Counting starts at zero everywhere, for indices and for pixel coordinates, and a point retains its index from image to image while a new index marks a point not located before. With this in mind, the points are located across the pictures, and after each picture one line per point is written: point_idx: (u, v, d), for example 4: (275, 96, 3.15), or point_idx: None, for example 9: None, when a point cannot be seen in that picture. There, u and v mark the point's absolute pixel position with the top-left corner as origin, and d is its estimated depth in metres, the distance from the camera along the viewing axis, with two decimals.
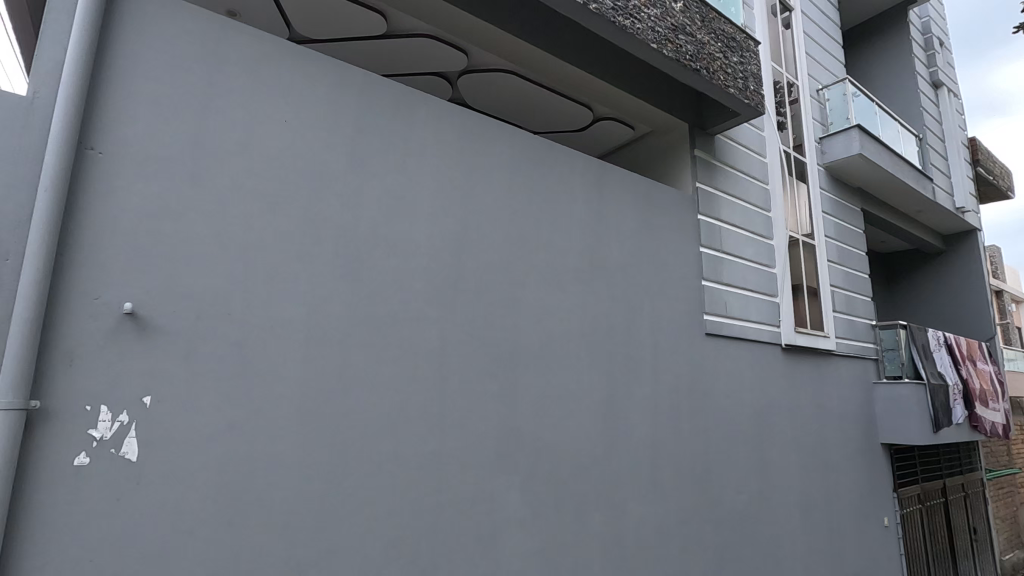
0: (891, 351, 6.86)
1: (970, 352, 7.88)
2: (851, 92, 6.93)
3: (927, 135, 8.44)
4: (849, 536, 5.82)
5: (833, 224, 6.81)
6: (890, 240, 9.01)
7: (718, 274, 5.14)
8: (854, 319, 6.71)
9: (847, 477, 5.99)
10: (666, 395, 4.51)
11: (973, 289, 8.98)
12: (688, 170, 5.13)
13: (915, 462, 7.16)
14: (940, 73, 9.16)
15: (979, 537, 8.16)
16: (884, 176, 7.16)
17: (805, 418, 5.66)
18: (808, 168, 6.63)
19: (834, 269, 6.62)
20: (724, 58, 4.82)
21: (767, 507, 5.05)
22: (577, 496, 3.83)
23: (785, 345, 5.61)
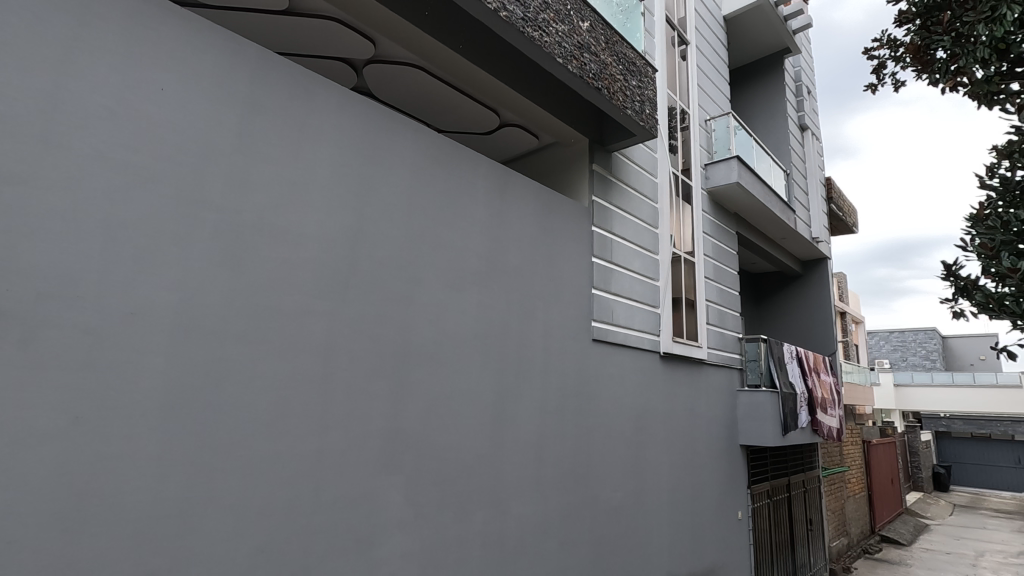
0: (753, 361, 7.63)
1: (816, 365, 8.97)
2: (733, 126, 7.64)
3: (793, 171, 9.50)
4: (709, 529, 6.39)
5: (712, 245, 7.44)
6: (759, 262, 10.03)
7: (607, 283, 5.43)
8: (724, 331, 7.38)
9: (710, 475, 6.58)
10: (553, 397, 4.68)
11: (822, 309, 10.25)
12: (585, 183, 5.38)
13: (767, 462, 8.02)
14: (806, 118, 10.35)
15: (814, 528, 9.32)
16: (756, 204, 7.95)
17: (677, 422, 6.13)
18: (693, 191, 7.21)
19: (710, 285, 7.24)
20: (624, 81, 5.11)
21: (639, 503, 5.41)
22: (461, 495, 3.86)
23: (663, 353, 6.05)
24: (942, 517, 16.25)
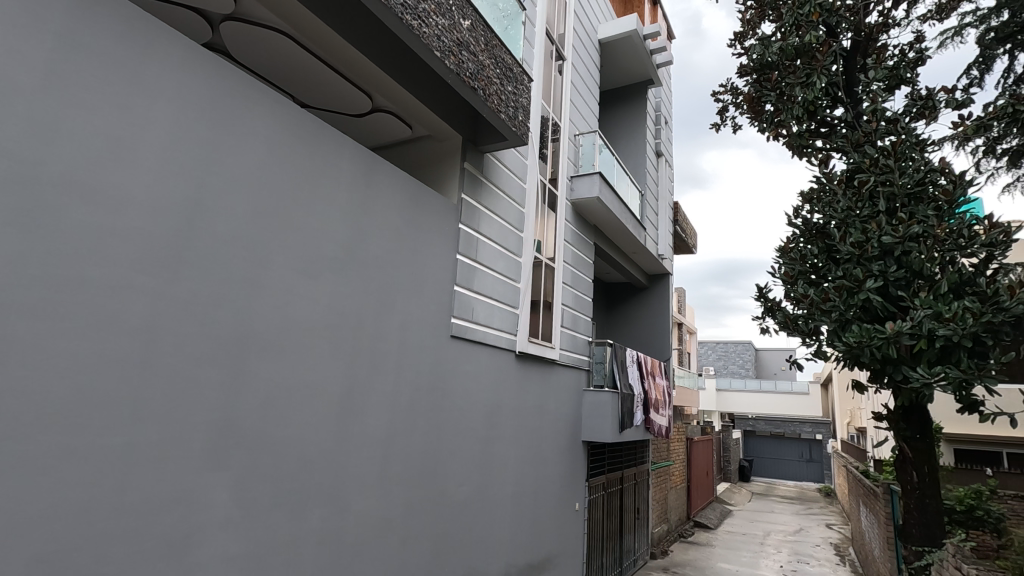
0: (599, 364, 8.24)
1: (653, 369, 9.92)
2: (598, 144, 8.18)
3: (647, 192, 10.43)
4: (547, 519, 6.76)
5: (571, 252, 7.89)
6: (612, 272, 10.85)
7: (470, 281, 5.50)
8: (576, 334, 7.87)
9: (553, 469, 6.97)
10: (405, 391, 4.63)
11: (661, 319, 11.38)
12: (455, 180, 5.41)
13: (604, 457, 8.70)
14: (662, 145, 11.43)
15: (640, 516, 10.30)
16: (612, 219, 8.59)
17: (526, 418, 6.41)
18: (558, 200, 7.59)
19: (566, 290, 7.67)
20: (500, 85, 5.22)
21: (483, 497, 5.55)
22: (297, 492, 3.65)
23: (518, 352, 6.28)
24: (742, 503, 18.90)
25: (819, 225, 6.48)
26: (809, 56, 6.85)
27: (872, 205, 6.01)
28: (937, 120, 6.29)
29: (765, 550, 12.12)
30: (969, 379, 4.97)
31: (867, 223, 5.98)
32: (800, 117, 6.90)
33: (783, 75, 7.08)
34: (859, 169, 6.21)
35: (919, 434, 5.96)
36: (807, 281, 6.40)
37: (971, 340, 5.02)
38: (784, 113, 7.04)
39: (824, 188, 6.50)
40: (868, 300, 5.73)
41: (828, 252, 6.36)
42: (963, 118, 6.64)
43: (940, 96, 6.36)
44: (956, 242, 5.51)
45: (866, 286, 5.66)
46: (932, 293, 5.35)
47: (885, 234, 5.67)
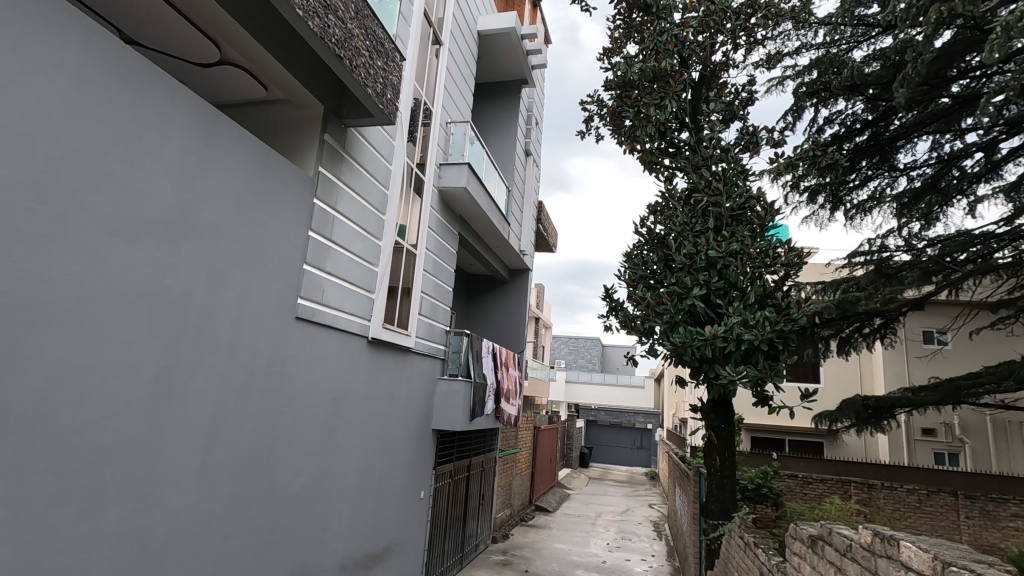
0: (455, 353, 8.30)
1: (506, 360, 10.24)
2: (469, 135, 8.21)
3: (514, 188, 10.71)
4: (390, 509, 6.66)
5: (435, 240, 7.84)
6: (475, 264, 11.02)
7: (322, 261, 5.19)
8: (433, 323, 7.84)
9: (400, 458, 6.88)
10: (237, 375, 4.23)
11: (519, 313, 11.81)
12: (313, 152, 5.07)
13: (453, 445, 8.81)
14: (531, 145, 11.81)
15: (484, 502, 10.60)
16: (478, 211, 8.68)
17: (374, 406, 6.24)
18: (425, 186, 7.48)
19: (427, 278, 7.60)
20: (369, 58, 4.98)
21: (322, 488, 5.30)
22: (91, 487, 3.15)
23: (370, 338, 6.08)
24: (579, 487, 20.40)
25: (660, 235, 7.16)
26: (664, 82, 7.55)
27: (703, 221, 6.81)
28: (759, 155, 7.30)
29: (596, 530, 13.18)
30: (763, 377, 5.87)
31: (697, 237, 6.76)
32: (651, 134, 7.56)
33: (641, 94, 7.70)
34: (695, 189, 6.98)
35: (724, 424, 6.89)
36: (646, 285, 7.05)
37: (766, 344, 5.92)
38: (639, 129, 7.67)
39: (666, 203, 7.20)
40: (693, 306, 6.46)
41: (665, 260, 7.05)
42: (778, 155, 7.78)
43: (763, 133, 7.37)
44: (763, 261, 6.36)
45: (692, 293, 6.39)
46: (742, 302, 6.20)
47: (711, 248, 6.46)
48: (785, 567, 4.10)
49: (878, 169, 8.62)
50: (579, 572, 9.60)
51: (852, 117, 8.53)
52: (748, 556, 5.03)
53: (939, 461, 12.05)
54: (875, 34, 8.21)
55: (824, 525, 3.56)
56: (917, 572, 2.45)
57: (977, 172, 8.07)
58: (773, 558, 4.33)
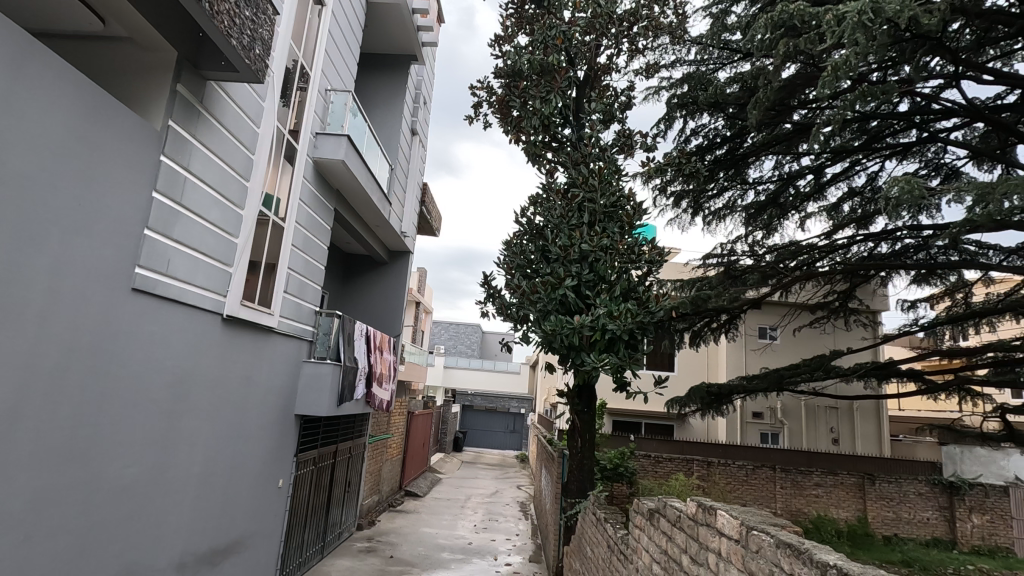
0: (324, 335, 7.89)
1: (381, 344, 9.95)
2: (349, 105, 7.79)
3: (397, 168, 10.38)
4: (242, 500, 6.18)
5: (307, 215, 7.36)
6: (352, 242, 10.56)
7: (168, 227, 4.62)
8: (301, 302, 7.38)
9: (256, 445, 6.41)
10: (52, 353, 3.63)
11: (396, 296, 11.54)
12: (162, 104, 4.47)
13: (318, 430, 8.41)
14: (417, 124, 11.52)
15: (350, 489, 10.27)
16: (356, 186, 8.29)
17: (227, 390, 5.73)
18: (297, 155, 6.96)
19: (295, 254, 7.11)
20: (235, 6, 4.44)
21: (158, 481, 4.75)
22: None
23: (225, 316, 5.56)
24: (451, 470, 20.59)
25: (538, 226, 7.34)
26: (550, 76, 7.73)
27: (579, 215, 7.10)
28: (633, 157, 7.77)
29: (464, 512, 13.40)
30: (623, 364, 6.31)
31: (573, 230, 7.04)
32: (536, 127, 7.73)
33: (528, 86, 7.82)
34: (574, 184, 7.25)
35: (587, 408, 7.32)
36: (523, 273, 7.22)
37: (627, 334, 6.36)
38: (525, 121, 7.80)
39: (546, 195, 7.41)
40: (564, 296, 6.72)
41: (542, 251, 7.26)
42: (649, 159, 8.34)
43: (637, 138, 7.86)
44: (629, 257, 6.83)
45: (564, 284, 6.64)
46: (609, 295, 6.60)
47: (584, 242, 6.77)
48: (628, 539, 4.46)
49: (731, 182, 9.59)
50: (444, 554, 9.69)
51: (713, 132, 9.39)
52: (599, 530, 5.39)
53: (764, 440, 13.88)
54: (736, 59, 9.06)
55: (660, 499, 3.90)
56: (728, 536, 2.78)
57: (807, 191, 9.30)
58: (619, 532, 4.68)
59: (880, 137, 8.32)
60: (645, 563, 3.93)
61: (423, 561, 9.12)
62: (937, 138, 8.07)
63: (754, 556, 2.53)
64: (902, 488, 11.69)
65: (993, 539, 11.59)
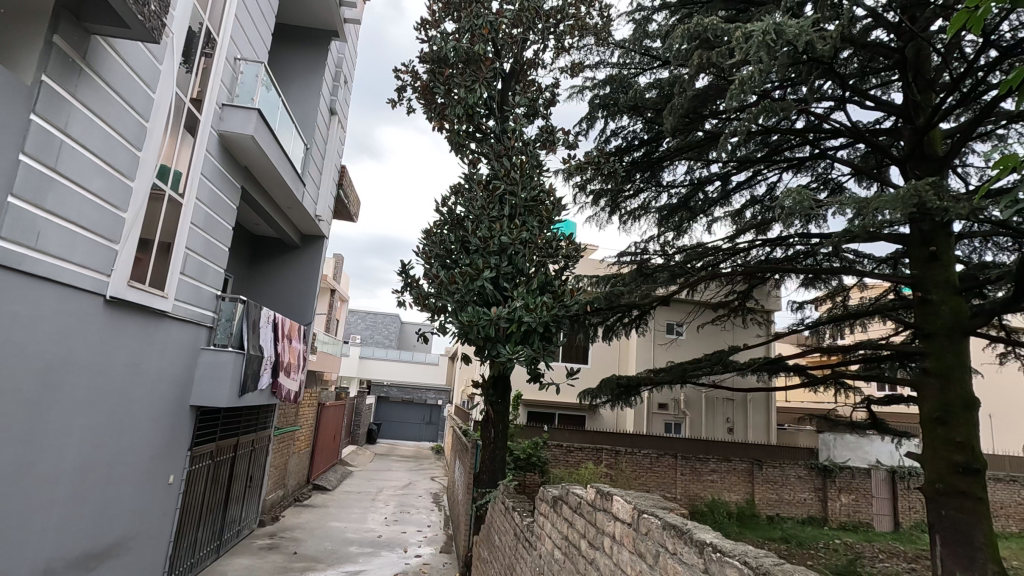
0: (225, 321, 7.39)
1: (290, 331, 9.48)
2: (262, 78, 7.32)
3: (313, 148, 9.90)
4: (124, 497, 5.67)
5: (209, 192, 6.84)
6: (261, 224, 9.96)
7: (40, 196, 4.12)
8: (200, 285, 6.86)
9: (143, 438, 5.90)
10: None
11: (308, 282, 11.04)
12: (35, 57, 3.96)
13: (217, 423, 7.89)
14: (336, 104, 11.04)
15: (252, 484, 9.74)
16: (266, 164, 7.81)
17: (110, 377, 5.22)
18: (200, 126, 6.44)
19: (195, 233, 6.59)
20: None
21: (21, 478, 4.24)
22: None
23: (109, 297, 5.05)
24: (363, 463, 20.07)
25: (459, 216, 7.28)
26: (476, 65, 7.68)
27: (500, 208, 7.13)
28: (554, 153, 7.90)
29: (375, 505, 13.13)
30: (537, 356, 6.43)
31: (493, 222, 7.05)
32: (460, 116, 7.65)
33: (454, 74, 7.71)
34: (496, 176, 7.27)
35: (501, 399, 7.40)
36: (442, 263, 7.14)
37: (543, 327, 6.49)
38: (449, 109, 7.69)
39: (468, 186, 7.37)
40: (483, 288, 6.73)
41: (462, 241, 7.21)
42: (570, 157, 8.54)
43: (559, 135, 7.99)
44: (547, 251, 6.97)
45: (483, 275, 6.65)
46: (526, 287, 6.70)
47: (504, 235, 6.81)
48: (533, 526, 4.56)
49: (647, 184, 10.01)
50: (352, 548, 9.45)
51: (632, 134, 9.75)
52: (507, 518, 5.47)
53: (668, 430, 14.71)
54: (655, 66, 9.44)
55: (564, 486, 4.02)
56: (622, 521, 2.92)
57: (714, 197, 9.91)
58: (525, 519, 4.77)
59: (779, 150, 9.02)
60: (548, 548, 4.04)
61: (329, 556, 8.84)
62: (826, 154, 8.87)
63: (643, 539, 2.67)
64: (784, 472, 12.83)
65: (857, 516, 13.03)
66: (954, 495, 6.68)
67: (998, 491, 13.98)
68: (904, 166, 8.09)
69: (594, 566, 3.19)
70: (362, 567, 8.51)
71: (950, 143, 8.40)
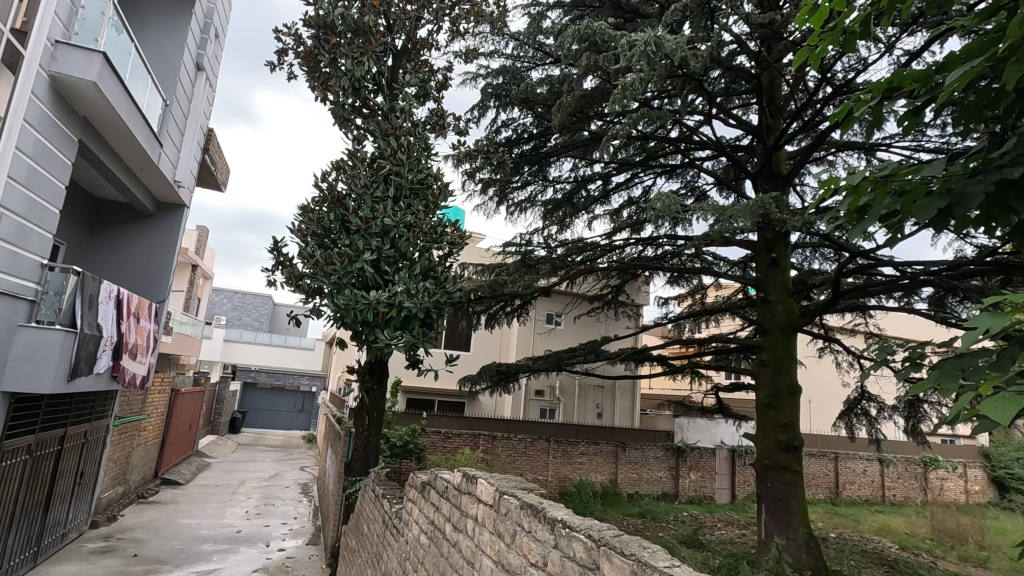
0: (53, 296, 6.35)
1: (137, 309, 8.44)
2: (109, 17, 6.38)
3: (174, 105, 8.82)
4: None
5: (35, 142, 5.83)
6: (104, 185, 8.71)
7: None
8: (20, 252, 5.83)
9: None
10: None
11: (162, 255, 9.88)
12: None
13: (38, 411, 6.85)
14: (204, 59, 9.94)
15: (83, 480, 8.58)
16: (113, 117, 6.83)
17: None
18: (25, 64, 5.46)
19: (14, 190, 5.59)
20: None
21: None
22: None
23: None
24: (224, 454, 18.57)
25: (340, 193, 6.92)
26: (365, 38, 7.32)
27: (383, 188, 6.90)
28: (443, 138, 7.79)
29: (235, 499, 12.21)
30: (416, 342, 6.35)
31: (376, 203, 6.81)
32: (345, 88, 7.23)
33: (340, 43, 7.26)
34: (381, 155, 7.02)
35: (376, 385, 7.24)
36: (319, 242, 6.75)
37: (423, 313, 6.41)
38: (334, 80, 7.25)
39: (351, 163, 7.02)
40: (362, 270, 6.48)
41: (342, 220, 6.87)
42: (460, 143, 8.51)
43: (449, 119, 7.89)
44: (432, 236, 6.90)
45: (362, 258, 6.40)
46: (408, 272, 6.58)
47: (387, 216, 6.61)
48: (401, 511, 4.52)
49: (534, 177, 10.21)
50: (205, 546, 8.72)
51: (522, 127, 9.87)
52: (376, 506, 5.37)
53: (542, 416, 15.31)
54: (547, 63, 9.62)
55: (433, 472, 4.02)
56: (484, 502, 3.00)
57: (596, 195, 10.41)
58: (394, 506, 4.72)
59: (655, 157, 9.70)
60: (415, 533, 4.03)
61: (177, 557, 8.06)
62: (694, 164, 9.69)
63: (502, 519, 2.76)
64: (644, 453, 13.99)
65: (702, 490, 14.58)
66: (778, 469, 7.72)
67: (811, 464, 16.42)
68: (756, 180, 9.08)
69: (457, 549, 3.24)
70: (216, 566, 7.88)
71: (792, 163, 9.59)
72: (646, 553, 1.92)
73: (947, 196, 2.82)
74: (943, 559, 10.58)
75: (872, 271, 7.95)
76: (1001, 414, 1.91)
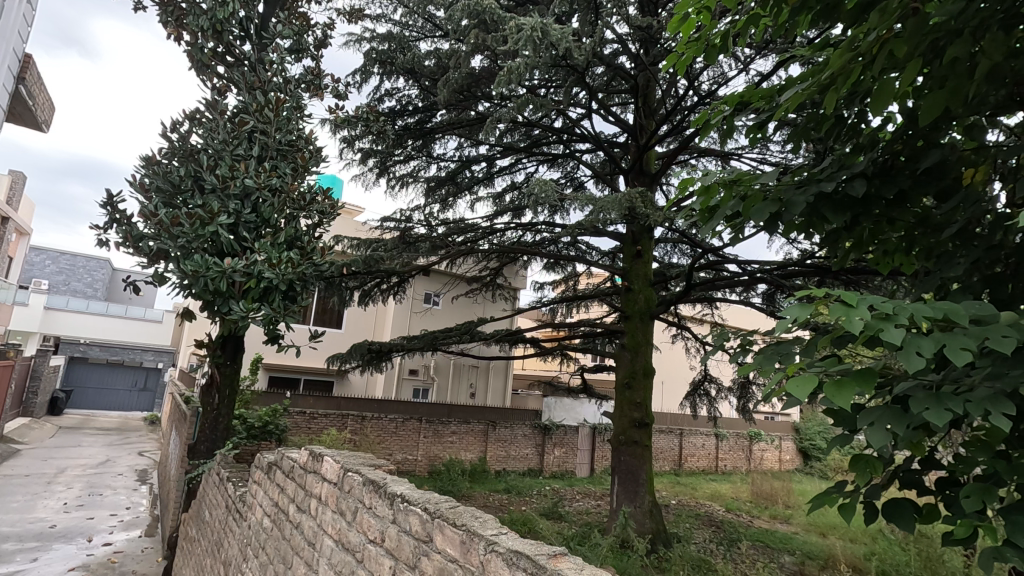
0: None
1: None
2: None
3: None
4: None
5: None
6: None
7: None
8: None
9: None
10: None
11: None
12: None
13: None
14: None
15: None
16: None
17: None
18: None
19: None
20: None
21: None
22: None
23: None
24: (39, 439, 16.04)
25: (194, 147, 6.16)
26: None
27: (246, 146, 6.27)
28: (320, 99, 7.26)
29: (50, 490, 10.62)
30: (275, 316, 5.89)
31: (236, 161, 6.16)
32: (204, 30, 6.39)
33: None
34: (245, 110, 6.36)
35: (229, 360, 6.65)
36: (165, 200, 5.98)
37: (285, 285, 5.97)
38: (190, 18, 6.41)
39: (209, 114, 6.31)
40: (216, 235, 5.84)
41: (195, 177, 6.12)
42: (338, 108, 7.99)
43: (326, 80, 7.37)
44: (299, 204, 6.46)
45: (217, 221, 5.75)
46: (270, 240, 6.07)
47: (248, 177, 6.00)
48: (246, 495, 4.21)
49: (418, 152, 9.93)
50: (5, 545, 7.48)
51: (406, 98, 9.49)
52: (220, 491, 4.95)
53: (415, 395, 15.18)
54: (436, 36, 9.35)
55: (281, 451, 3.78)
56: (328, 481, 2.88)
57: (479, 176, 10.42)
58: (239, 489, 4.39)
59: (538, 144, 9.89)
60: (258, 517, 3.77)
61: None
62: (574, 155, 10.03)
63: (345, 497, 2.68)
64: (513, 431, 14.48)
65: (564, 466, 15.46)
66: (631, 444, 8.41)
67: (660, 439, 18.16)
68: (628, 175, 9.64)
69: (298, 530, 3.09)
70: (21, 567, 6.82)
71: (660, 164, 10.32)
72: (478, 524, 1.96)
73: (777, 202, 3.17)
74: (758, 517, 12.31)
75: (720, 266, 8.84)
76: (802, 391, 2.19)
